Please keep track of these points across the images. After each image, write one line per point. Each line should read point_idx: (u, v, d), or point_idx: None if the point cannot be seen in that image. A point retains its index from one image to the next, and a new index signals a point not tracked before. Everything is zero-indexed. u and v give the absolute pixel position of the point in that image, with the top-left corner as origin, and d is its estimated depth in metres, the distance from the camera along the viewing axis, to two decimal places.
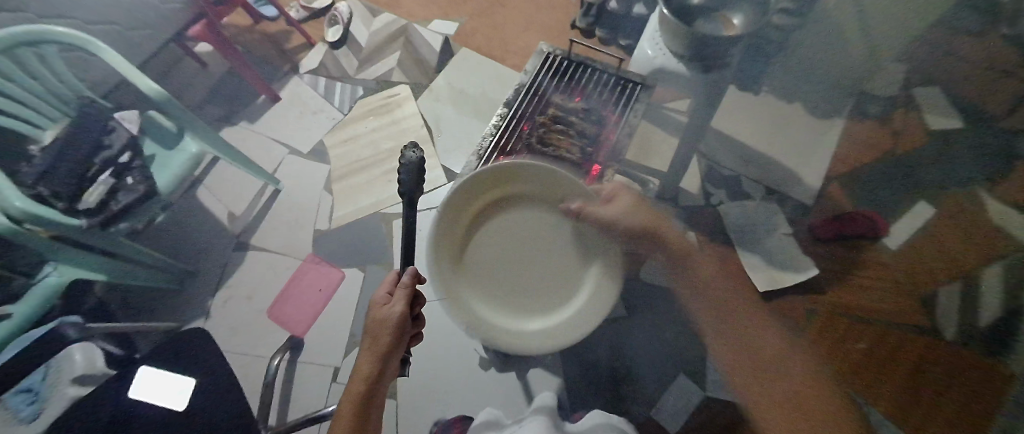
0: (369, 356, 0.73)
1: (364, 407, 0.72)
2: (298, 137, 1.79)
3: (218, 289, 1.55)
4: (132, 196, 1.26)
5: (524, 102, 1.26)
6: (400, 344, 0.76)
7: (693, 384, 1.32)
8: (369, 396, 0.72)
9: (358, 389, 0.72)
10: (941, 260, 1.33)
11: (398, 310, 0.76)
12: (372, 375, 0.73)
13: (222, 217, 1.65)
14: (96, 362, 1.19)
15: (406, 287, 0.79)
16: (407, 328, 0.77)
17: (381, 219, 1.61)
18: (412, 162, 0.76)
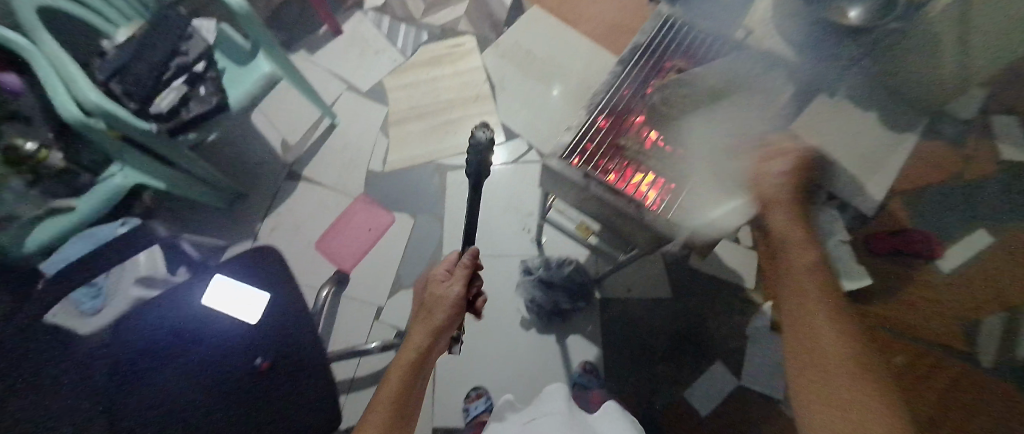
0: (422, 335, 0.75)
1: (413, 374, 0.75)
2: (357, 74, 1.75)
3: (266, 215, 1.56)
4: (205, 106, 1.23)
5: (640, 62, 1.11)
6: (453, 322, 0.78)
7: (730, 374, 1.34)
8: (418, 366, 0.75)
9: (407, 358, 0.75)
10: (980, 290, 1.14)
11: (455, 292, 0.77)
12: (423, 347, 0.75)
13: (276, 145, 1.64)
14: (157, 264, 1.17)
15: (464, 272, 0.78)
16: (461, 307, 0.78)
17: (435, 169, 1.60)
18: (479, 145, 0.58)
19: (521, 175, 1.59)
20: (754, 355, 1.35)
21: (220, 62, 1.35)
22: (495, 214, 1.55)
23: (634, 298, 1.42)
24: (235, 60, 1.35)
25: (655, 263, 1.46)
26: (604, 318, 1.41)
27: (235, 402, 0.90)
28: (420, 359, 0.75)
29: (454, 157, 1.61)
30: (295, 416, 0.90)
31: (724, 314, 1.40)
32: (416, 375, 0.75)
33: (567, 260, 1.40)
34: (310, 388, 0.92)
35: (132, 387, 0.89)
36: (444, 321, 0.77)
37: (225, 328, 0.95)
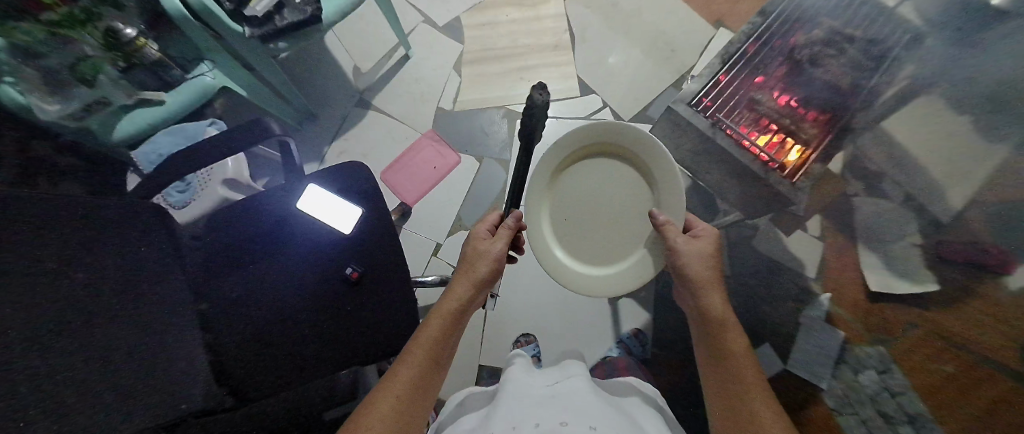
0: (466, 284, 0.89)
1: (453, 323, 0.86)
2: (434, 6, 1.69)
3: (335, 139, 1.57)
4: (298, 16, 1.19)
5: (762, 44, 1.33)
6: (493, 276, 0.92)
7: (774, 356, 1.40)
8: (458, 314, 0.87)
9: (449, 307, 0.87)
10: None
11: (497, 248, 0.92)
12: (464, 298, 0.88)
13: (348, 69, 1.61)
14: (243, 171, 1.20)
15: (507, 231, 0.94)
16: (501, 264, 0.94)
17: (505, 115, 1.58)
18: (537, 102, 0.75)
19: None
20: (804, 343, 1.36)
21: None
22: None
23: None
24: None
25: None
26: (659, 285, 1.41)
27: (326, 309, 0.95)
28: (459, 310, 0.87)
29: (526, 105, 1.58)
30: (373, 333, 0.95)
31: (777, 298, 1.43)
32: (454, 323, 0.86)
33: None
34: (394, 306, 0.96)
35: (224, 278, 0.96)
36: (486, 273, 0.91)
37: (317, 234, 0.98)
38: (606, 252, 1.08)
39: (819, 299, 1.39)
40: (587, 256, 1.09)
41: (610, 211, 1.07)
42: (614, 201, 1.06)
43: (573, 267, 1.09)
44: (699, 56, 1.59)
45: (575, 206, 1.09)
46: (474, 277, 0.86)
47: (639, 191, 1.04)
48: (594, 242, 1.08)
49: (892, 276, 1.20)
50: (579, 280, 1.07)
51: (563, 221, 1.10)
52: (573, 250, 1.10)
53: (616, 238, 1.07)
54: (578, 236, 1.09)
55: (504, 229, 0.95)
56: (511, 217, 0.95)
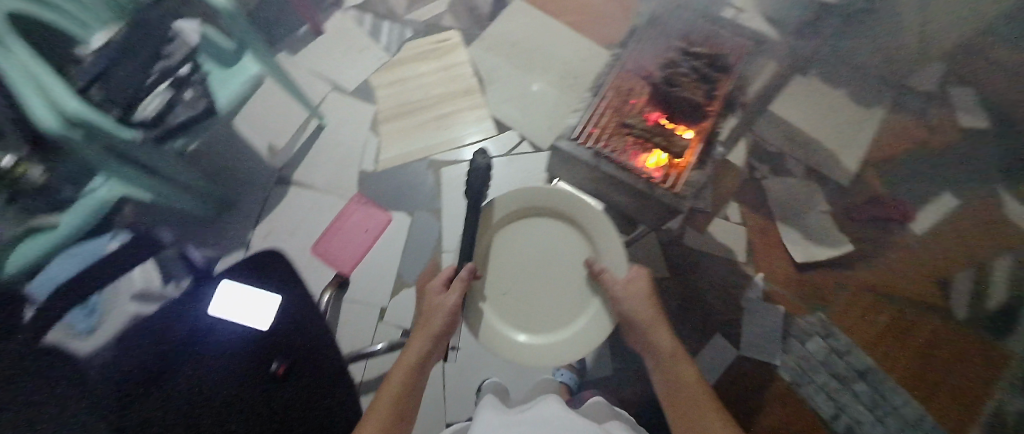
0: (423, 337, 0.91)
1: (414, 377, 0.86)
2: (342, 73, 1.72)
3: (259, 222, 1.53)
4: (191, 111, 1.25)
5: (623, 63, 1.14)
6: (448, 328, 0.95)
7: (727, 343, 1.41)
8: (416, 370, 0.87)
9: (409, 359, 0.88)
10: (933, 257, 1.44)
11: (450, 300, 0.95)
12: (424, 350, 0.90)
13: (263, 150, 1.60)
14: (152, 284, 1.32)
15: (461, 283, 0.96)
16: (455, 316, 0.96)
17: (429, 166, 1.60)
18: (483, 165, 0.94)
19: (516, 167, 1.60)
20: (750, 326, 1.42)
21: (205, 65, 1.27)
22: None
23: None
24: (219, 63, 1.27)
25: (651, 245, 1.50)
26: None
27: (253, 413, 0.89)
28: (418, 362, 0.88)
29: (445, 153, 1.62)
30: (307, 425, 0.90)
31: (720, 288, 1.46)
32: (416, 375, 0.87)
33: None
34: (325, 391, 0.93)
35: (137, 402, 0.88)
36: (441, 325, 0.93)
37: (232, 334, 0.96)
38: (550, 317, 1.06)
39: (754, 280, 1.46)
40: (528, 324, 1.07)
41: (550, 274, 1.08)
42: (553, 263, 1.08)
43: (524, 343, 1.06)
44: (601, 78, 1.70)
45: (515, 273, 1.08)
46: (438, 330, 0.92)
47: (576, 250, 1.08)
48: (537, 308, 1.07)
49: (811, 244, 1.49)
50: (523, 349, 1.05)
51: (502, 288, 1.08)
52: (516, 319, 1.07)
53: (560, 301, 1.07)
54: (520, 304, 1.07)
55: (457, 282, 0.98)
56: (464, 269, 0.98)
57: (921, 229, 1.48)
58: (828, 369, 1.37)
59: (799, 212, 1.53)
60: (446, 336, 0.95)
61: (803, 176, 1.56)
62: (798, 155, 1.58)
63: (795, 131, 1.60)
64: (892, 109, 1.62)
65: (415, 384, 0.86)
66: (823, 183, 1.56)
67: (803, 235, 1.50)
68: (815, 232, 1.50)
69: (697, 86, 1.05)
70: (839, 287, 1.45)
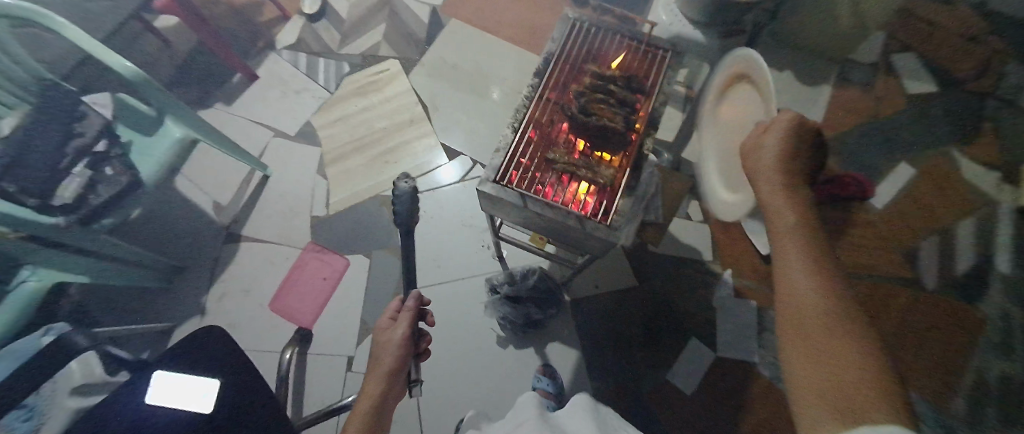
0: (377, 379, 0.84)
1: (371, 426, 0.81)
2: (282, 119, 1.68)
3: (212, 284, 1.45)
4: (116, 187, 1.11)
5: (557, 73, 0.89)
6: (403, 363, 0.87)
7: (704, 345, 1.37)
8: (375, 416, 0.82)
9: (363, 409, 0.82)
10: (891, 227, 1.47)
11: (398, 333, 0.88)
12: (380, 392, 0.84)
13: (208, 208, 1.54)
14: (95, 368, 0.96)
15: (409, 313, 0.90)
16: (409, 349, 0.89)
17: (381, 203, 1.55)
18: (404, 192, 0.87)
19: (470, 192, 1.56)
20: (726, 324, 1.39)
21: (125, 135, 1.19)
22: (452, 234, 1.51)
23: (603, 292, 1.44)
24: (141, 131, 1.20)
25: (616, 254, 1.48)
26: (577, 317, 1.41)
27: None
28: (374, 409, 0.82)
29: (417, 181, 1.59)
30: None
31: (690, 289, 1.44)
32: (376, 417, 0.82)
33: (530, 270, 1.36)
34: None
35: None
36: (394, 362, 0.86)
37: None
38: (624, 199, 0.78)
39: (722, 277, 1.44)
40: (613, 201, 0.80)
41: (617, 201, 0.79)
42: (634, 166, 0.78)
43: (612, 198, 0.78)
44: None
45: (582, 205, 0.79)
46: (391, 370, 0.85)
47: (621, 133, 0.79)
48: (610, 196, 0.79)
49: None
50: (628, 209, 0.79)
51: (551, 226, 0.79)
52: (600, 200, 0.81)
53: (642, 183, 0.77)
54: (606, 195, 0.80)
55: (405, 312, 0.91)
56: (410, 298, 0.92)
57: (880, 203, 1.54)
58: None
59: None
60: (405, 372, 0.88)
61: None
62: None
63: None
64: (840, 84, 1.79)
65: (377, 426, 0.81)
66: None
67: None
68: None
69: (617, 109, 0.82)
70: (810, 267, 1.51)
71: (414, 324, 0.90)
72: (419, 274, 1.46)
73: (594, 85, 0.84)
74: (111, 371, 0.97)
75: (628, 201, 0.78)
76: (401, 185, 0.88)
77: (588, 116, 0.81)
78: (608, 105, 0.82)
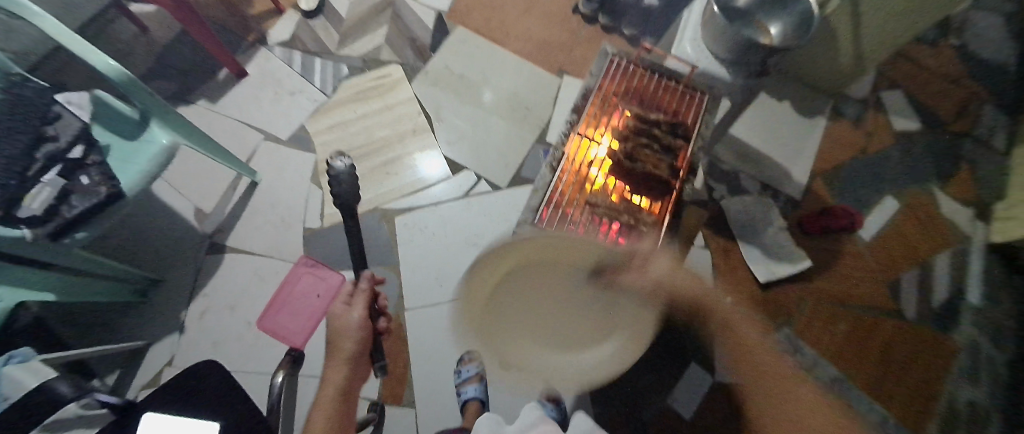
0: (338, 364, 0.90)
1: (341, 408, 0.85)
2: (274, 121, 1.58)
3: (192, 299, 1.35)
4: (92, 200, 0.96)
5: (593, 105, 0.91)
6: (362, 346, 0.93)
7: (704, 372, 1.39)
8: (343, 397, 0.87)
9: (329, 392, 0.86)
10: (884, 259, 1.51)
11: (356, 316, 0.94)
12: (344, 377, 0.89)
13: (189, 215, 1.43)
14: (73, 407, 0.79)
15: (364, 293, 0.98)
16: (368, 330, 0.95)
17: (381, 217, 1.49)
18: (342, 168, 0.97)
19: (474, 209, 1.51)
20: (725, 350, 1.41)
21: (104, 139, 1.07)
22: (455, 252, 1.46)
23: None
24: (123, 135, 1.08)
25: None
26: None
27: None
28: (340, 395, 0.86)
29: (419, 196, 1.53)
30: None
31: None
32: (343, 401, 0.86)
33: None
34: None
35: None
36: (356, 344, 0.92)
37: None
38: None
39: (722, 305, 1.46)
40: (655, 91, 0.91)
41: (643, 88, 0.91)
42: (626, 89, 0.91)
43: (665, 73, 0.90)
44: (552, 106, 1.65)
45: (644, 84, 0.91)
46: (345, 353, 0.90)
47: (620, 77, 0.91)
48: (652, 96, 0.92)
49: (773, 262, 1.50)
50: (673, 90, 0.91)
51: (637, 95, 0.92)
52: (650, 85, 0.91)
53: None
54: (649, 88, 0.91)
55: (359, 293, 0.98)
56: (362, 280, 0.99)
57: (867, 236, 1.54)
58: (800, 387, 1.36)
59: (754, 229, 1.54)
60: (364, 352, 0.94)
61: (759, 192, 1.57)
62: (750, 172, 1.59)
63: (744, 146, 1.63)
64: (832, 118, 1.69)
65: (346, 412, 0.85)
66: (776, 197, 1.58)
67: (763, 252, 1.51)
68: (775, 250, 1.51)
69: (660, 155, 0.82)
70: (792, 300, 1.46)
71: (370, 304, 0.98)
72: (419, 293, 1.41)
73: (638, 127, 0.84)
74: (85, 406, 0.81)
75: (666, 250, 0.78)
76: (337, 166, 0.97)
77: (633, 163, 0.81)
78: (651, 150, 0.82)
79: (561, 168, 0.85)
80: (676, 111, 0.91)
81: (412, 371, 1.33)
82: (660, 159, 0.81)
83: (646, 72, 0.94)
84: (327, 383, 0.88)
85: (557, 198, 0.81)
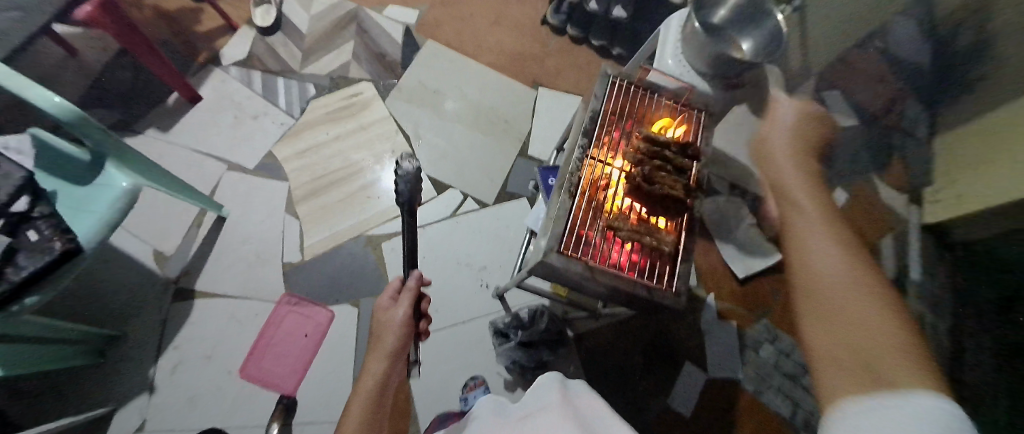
0: (379, 355, 0.73)
1: (378, 403, 0.68)
2: (236, 149, 1.46)
3: (161, 353, 1.21)
4: (44, 259, 0.83)
5: (603, 128, 0.92)
6: (406, 343, 0.78)
7: (696, 369, 1.46)
8: (383, 389, 0.70)
9: (367, 386, 0.69)
10: None
11: (400, 312, 0.79)
12: (385, 369, 0.72)
13: (149, 259, 1.29)
14: None
15: (411, 292, 0.83)
16: (411, 330, 0.80)
17: (366, 244, 1.41)
18: (409, 172, 0.76)
19: (463, 228, 1.49)
20: (713, 346, 1.49)
21: (51, 187, 0.94)
22: (447, 273, 1.43)
23: (602, 325, 1.46)
24: (73, 180, 0.95)
25: None
26: (581, 353, 1.41)
27: None
28: (380, 384, 0.70)
29: None
30: None
31: (679, 317, 1.51)
32: (381, 394, 0.69)
33: (538, 311, 1.34)
34: None
35: None
36: (397, 342, 0.76)
37: None
38: None
39: (706, 302, 1.54)
40: None
41: None
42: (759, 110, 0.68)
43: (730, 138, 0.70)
44: (530, 119, 1.66)
45: None
46: (386, 345, 0.74)
47: None
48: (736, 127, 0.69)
49: (748, 258, 1.59)
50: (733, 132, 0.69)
51: None
52: None
53: None
54: None
55: (404, 293, 0.83)
56: (411, 278, 0.85)
57: None
58: (781, 371, 1.46)
59: (729, 227, 1.63)
60: (406, 354, 0.79)
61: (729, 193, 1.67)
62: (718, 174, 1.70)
63: None
64: None
65: (382, 404, 0.68)
66: None
67: (738, 248, 1.60)
68: (749, 246, 1.61)
69: (675, 176, 0.87)
70: (769, 290, 1.57)
71: (416, 304, 0.83)
72: None
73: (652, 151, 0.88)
74: None
75: (686, 268, 0.83)
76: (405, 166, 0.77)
77: (652, 186, 0.86)
78: (667, 172, 0.87)
79: (584, 194, 0.85)
80: (675, 129, 0.96)
81: (416, 403, 1.28)
82: (678, 181, 0.86)
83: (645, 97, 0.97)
84: (366, 371, 0.71)
85: (580, 227, 0.83)
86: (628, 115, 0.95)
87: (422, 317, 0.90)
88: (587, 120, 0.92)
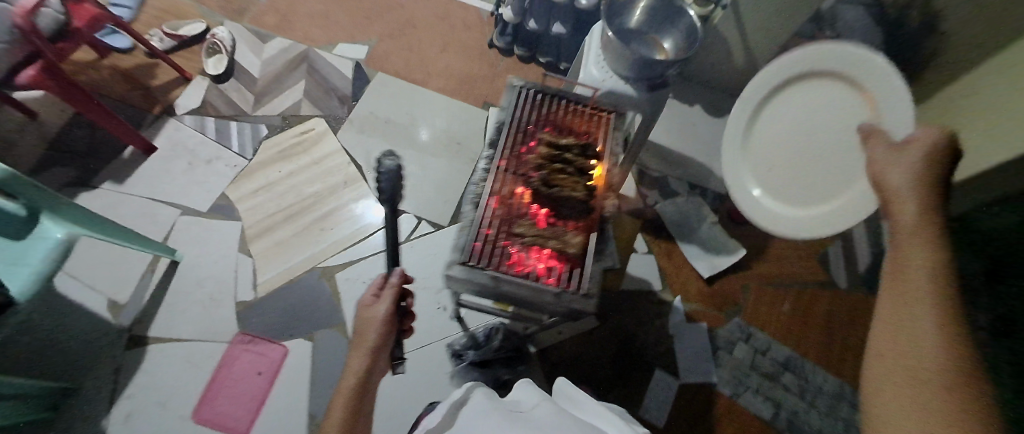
0: (360, 355, 0.70)
1: (357, 406, 0.67)
2: (190, 193, 1.49)
3: (114, 403, 1.20)
4: None
5: (509, 137, 0.93)
6: (389, 341, 0.75)
7: (669, 376, 1.40)
8: (361, 392, 0.68)
9: (347, 386, 0.68)
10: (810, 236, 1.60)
11: (384, 309, 0.75)
12: (363, 371, 0.70)
13: (103, 309, 1.30)
14: None
15: (394, 288, 0.78)
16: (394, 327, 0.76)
17: (320, 276, 1.41)
18: (391, 170, 0.75)
19: (416, 252, 1.48)
20: (685, 349, 1.44)
21: None
22: None
23: (566, 338, 1.42)
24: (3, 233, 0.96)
25: None
26: (544, 369, 1.37)
27: None
28: (359, 387, 0.68)
29: (357, 247, 1.46)
30: None
31: (648, 322, 1.47)
32: (360, 399, 0.67)
33: (493, 329, 1.32)
34: None
35: None
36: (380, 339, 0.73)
37: None
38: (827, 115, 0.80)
39: (673, 305, 1.50)
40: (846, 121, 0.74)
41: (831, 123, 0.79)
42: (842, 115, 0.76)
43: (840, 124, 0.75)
44: (482, 139, 1.68)
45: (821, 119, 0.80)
46: (371, 346, 0.71)
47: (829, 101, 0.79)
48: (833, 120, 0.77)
49: (712, 256, 1.56)
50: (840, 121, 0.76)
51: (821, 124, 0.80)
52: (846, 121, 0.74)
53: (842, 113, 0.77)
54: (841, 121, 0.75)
55: (387, 289, 0.78)
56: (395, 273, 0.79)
57: None
58: (758, 371, 1.41)
59: (690, 227, 1.61)
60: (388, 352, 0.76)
61: (687, 192, 1.66)
62: (675, 174, 1.69)
63: (666, 151, 1.73)
64: None
65: (361, 410, 0.67)
66: (704, 194, 1.67)
67: (701, 247, 1.58)
68: (711, 244, 1.59)
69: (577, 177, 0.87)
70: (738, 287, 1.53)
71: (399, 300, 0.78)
72: None
73: (553, 155, 0.88)
74: None
75: (593, 268, 0.81)
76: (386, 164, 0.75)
77: (551, 189, 0.86)
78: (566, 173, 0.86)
79: (489, 204, 0.86)
80: (584, 132, 0.97)
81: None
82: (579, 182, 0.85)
83: (552, 103, 0.98)
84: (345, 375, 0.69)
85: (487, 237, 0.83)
86: (536, 123, 0.96)
87: (407, 310, 0.85)
88: (494, 133, 0.95)
